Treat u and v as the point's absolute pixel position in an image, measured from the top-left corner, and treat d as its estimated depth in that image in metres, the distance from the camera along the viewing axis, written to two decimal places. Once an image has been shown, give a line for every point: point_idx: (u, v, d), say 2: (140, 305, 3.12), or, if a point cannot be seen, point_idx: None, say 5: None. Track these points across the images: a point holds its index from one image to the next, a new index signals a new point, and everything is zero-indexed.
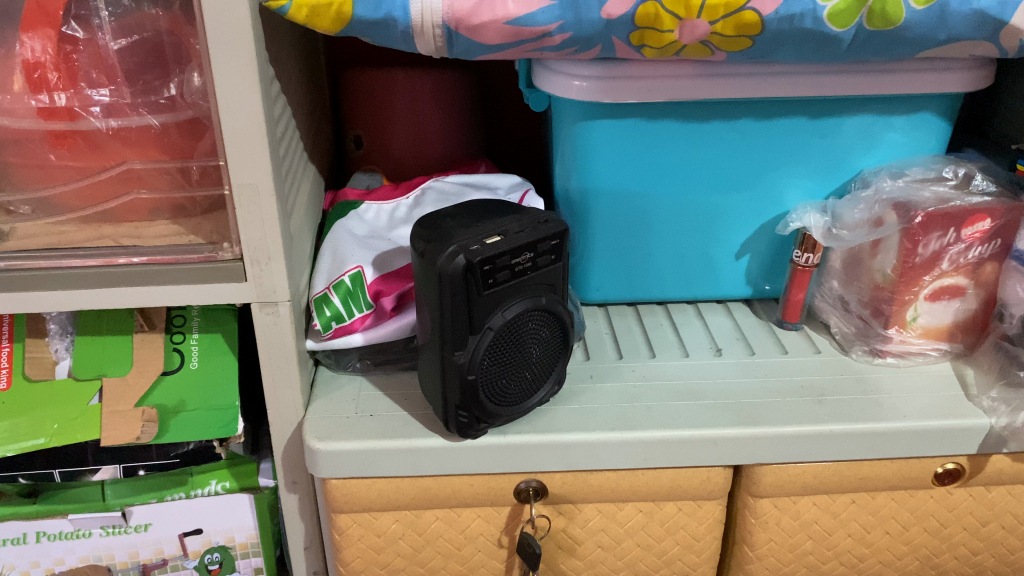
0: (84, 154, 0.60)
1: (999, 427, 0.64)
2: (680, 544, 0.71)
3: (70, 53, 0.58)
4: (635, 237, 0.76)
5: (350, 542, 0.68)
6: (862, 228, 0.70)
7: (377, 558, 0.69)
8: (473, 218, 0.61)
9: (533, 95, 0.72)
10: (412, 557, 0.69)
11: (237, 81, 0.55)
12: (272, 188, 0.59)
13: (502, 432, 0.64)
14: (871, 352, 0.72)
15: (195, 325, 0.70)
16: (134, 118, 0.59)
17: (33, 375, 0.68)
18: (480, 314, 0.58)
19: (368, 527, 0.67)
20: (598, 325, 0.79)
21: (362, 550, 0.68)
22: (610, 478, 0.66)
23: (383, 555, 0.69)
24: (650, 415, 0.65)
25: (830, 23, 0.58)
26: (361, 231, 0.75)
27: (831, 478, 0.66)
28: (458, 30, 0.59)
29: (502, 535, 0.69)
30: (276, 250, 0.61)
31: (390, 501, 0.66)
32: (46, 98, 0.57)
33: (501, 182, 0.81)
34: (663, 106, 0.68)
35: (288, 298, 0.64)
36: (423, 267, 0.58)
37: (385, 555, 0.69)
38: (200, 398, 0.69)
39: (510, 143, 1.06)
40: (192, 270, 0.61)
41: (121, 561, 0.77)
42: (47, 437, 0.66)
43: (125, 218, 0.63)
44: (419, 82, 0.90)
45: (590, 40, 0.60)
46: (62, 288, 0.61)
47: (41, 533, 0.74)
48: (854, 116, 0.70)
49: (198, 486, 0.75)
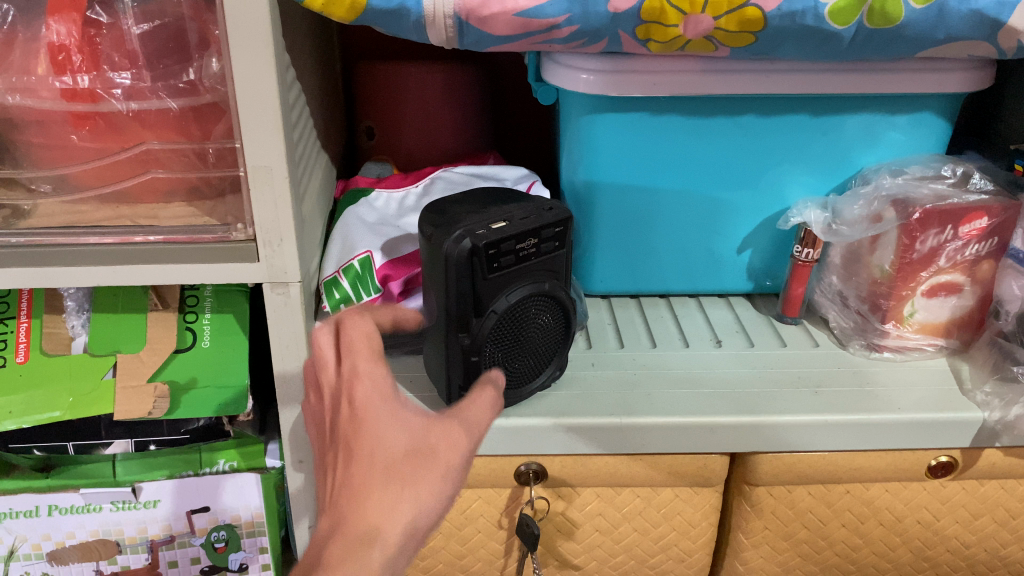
0: (104, 135, 0.61)
1: (992, 421, 0.65)
2: (676, 529, 0.72)
3: (93, 36, 0.59)
4: (639, 229, 0.77)
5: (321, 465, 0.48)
6: (862, 223, 0.71)
7: (366, 439, 0.45)
8: (480, 204, 0.62)
9: (541, 88, 0.73)
10: (411, 422, 0.46)
11: (255, 67, 0.56)
12: (286, 171, 0.61)
13: (504, 414, 0.65)
14: (869, 346, 0.73)
15: (207, 305, 0.72)
16: (153, 101, 0.61)
17: (50, 350, 0.70)
18: (484, 297, 0.59)
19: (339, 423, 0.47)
20: (600, 315, 0.81)
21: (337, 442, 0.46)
22: (609, 463, 0.67)
23: (350, 357, 0.50)
24: (650, 401, 0.67)
25: (831, 20, 0.60)
26: (371, 218, 0.77)
27: (825, 468, 0.68)
28: (468, 21, 0.60)
29: (484, 387, 0.54)
30: (288, 232, 0.63)
31: (346, 320, 0.52)
32: (69, 79, 0.59)
33: (508, 174, 0.82)
34: (667, 101, 0.69)
35: (298, 278, 0.66)
36: (430, 251, 0.60)
37: (352, 363, 0.49)
38: (210, 376, 0.71)
39: (518, 139, 1.08)
40: (208, 249, 0.63)
41: (130, 536, 0.78)
42: (62, 410, 0.68)
43: (143, 198, 0.65)
44: (430, 76, 0.92)
45: (597, 32, 0.61)
46: (82, 264, 0.63)
47: (53, 506, 0.76)
48: (856, 114, 0.71)
49: (206, 464, 0.77)
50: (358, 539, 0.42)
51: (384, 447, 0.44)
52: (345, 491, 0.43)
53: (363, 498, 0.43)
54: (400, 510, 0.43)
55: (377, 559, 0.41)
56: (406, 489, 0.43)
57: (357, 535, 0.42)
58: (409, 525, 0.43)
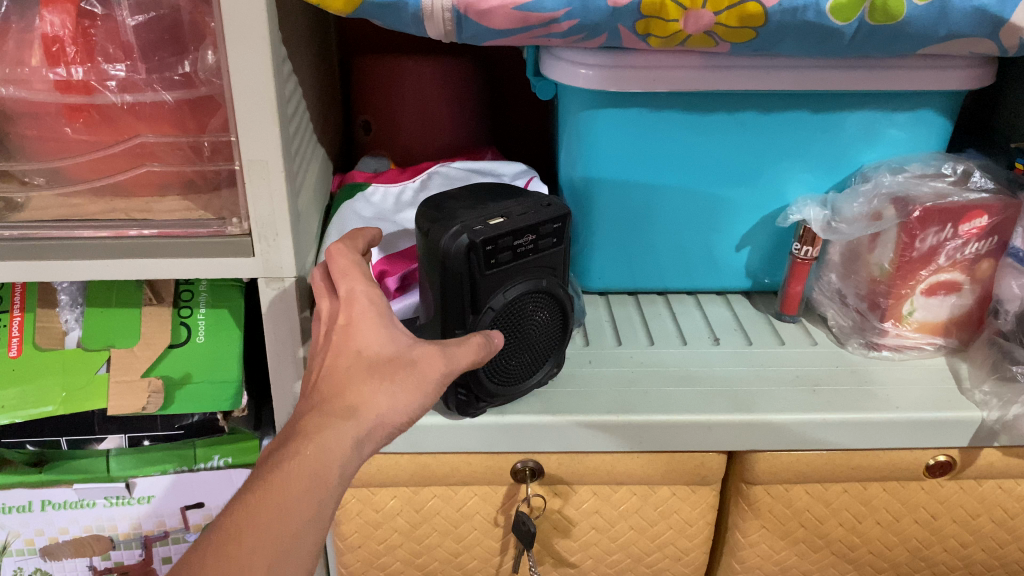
0: (99, 128, 0.61)
1: (990, 421, 0.65)
2: (673, 528, 0.72)
3: (88, 27, 0.58)
4: (638, 226, 0.77)
5: (314, 361, 0.55)
6: (861, 221, 0.71)
7: (357, 343, 0.53)
8: (478, 200, 0.62)
9: (540, 83, 0.72)
10: (397, 338, 0.54)
11: (251, 59, 0.56)
12: (282, 166, 0.60)
13: (501, 411, 0.65)
14: (868, 344, 0.73)
15: (202, 299, 0.72)
16: (148, 93, 0.60)
17: (44, 344, 0.69)
18: (482, 294, 0.59)
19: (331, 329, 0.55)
20: (598, 311, 0.81)
21: (331, 341, 0.54)
22: (606, 461, 0.67)
23: (347, 280, 0.56)
24: (648, 399, 0.66)
25: (833, 17, 0.59)
26: (367, 213, 0.76)
27: (823, 466, 0.67)
28: (467, 15, 0.60)
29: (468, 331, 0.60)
30: (284, 227, 0.63)
31: (337, 248, 0.59)
32: (63, 71, 0.58)
33: (507, 170, 0.82)
34: (667, 96, 0.69)
35: (294, 274, 0.65)
36: (427, 246, 0.59)
37: (349, 285, 0.56)
38: (206, 371, 0.70)
39: (517, 134, 1.08)
40: (204, 244, 0.63)
41: (124, 532, 0.78)
42: (55, 405, 0.68)
43: (137, 192, 0.64)
44: (428, 70, 0.91)
45: (597, 27, 0.61)
46: (79, 258, 0.63)
47: (46, 502, 0.75)
48: (856, 112, 0.71)
49: (202, 460, 0.77)
50: (337, 413, 0.50)
51: (371, 350, 0.53)
52: (333, 380, 0.52)
53: (349, 387, 0.51)
54: (376, 400, 0.51)
55: (349, 433, 0.50)
56: (385, 384, 0.52)
57: (337, 410, 0.50)
58: (382, 413, 0.51)
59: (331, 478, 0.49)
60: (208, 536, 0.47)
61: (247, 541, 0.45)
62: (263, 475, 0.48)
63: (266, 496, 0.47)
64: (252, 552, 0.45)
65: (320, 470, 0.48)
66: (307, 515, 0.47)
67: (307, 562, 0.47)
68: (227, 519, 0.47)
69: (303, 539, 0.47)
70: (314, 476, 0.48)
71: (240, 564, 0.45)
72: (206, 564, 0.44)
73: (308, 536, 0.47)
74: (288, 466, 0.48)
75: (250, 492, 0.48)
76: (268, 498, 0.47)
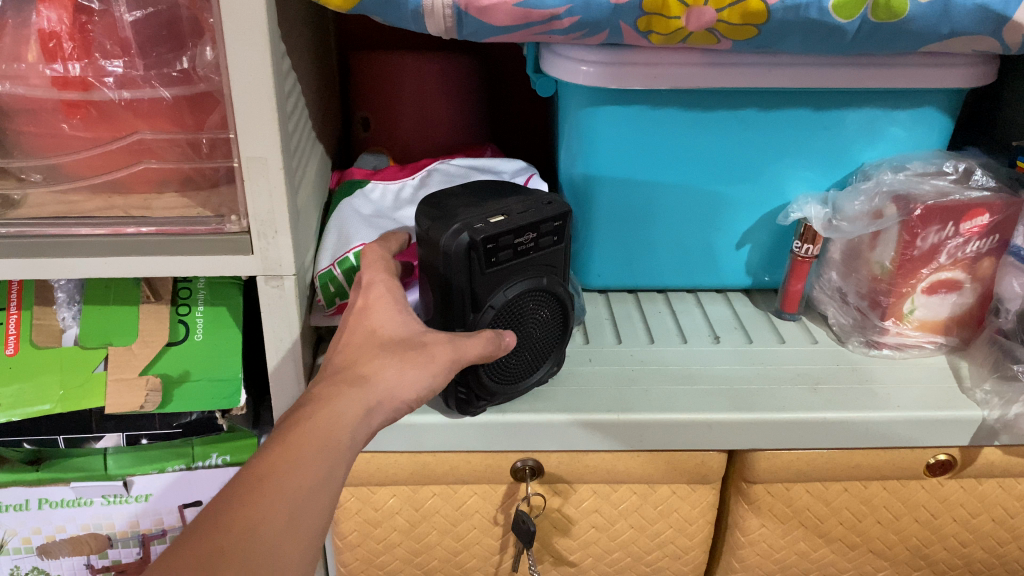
0: (97, 124, 0.60)
1: (991, 420, 0.65)
2: (673, 526, 0.72)
3: (85, 23, 0.57)
4: (638, 224, 0.76)
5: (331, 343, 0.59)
6: (863, 220, 0.71)
7: (372, 322, 0.57)
8: (478, 197, 0.61)
9: (540, 79, 0.72)
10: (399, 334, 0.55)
11: (249, 55, 0.55)
12: (281, 162, 0.60)
13: (501, 410, 0.65)
14: (868, 343, 0.73)
15: (200, 297, 0.71)
16: (146, 90, 0.59)
17: (41, 341, 0.69)
18: (482, 292, 0.59)
19: (349, 311, 0.59)
20: (598, 309, 0.80)
21: (348, 322, 0.58)
22: (606, 460, 0.67)
23: (370, 270, 0.61)
24: (648, 398, 0.66)
25: (835, 14, 0.59)
26: (366, 210, 0.76)
27: (824, 465, 0.67)
28: (468, 11, 0.59)
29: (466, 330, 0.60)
30: (283, 224, 0.62)
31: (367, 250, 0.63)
32: (60, 67, 0.57)
33: (506, 167, 0.82)
34: (668, 94, 0.68)
35: (293, 271, 0.65)
36: (427, 244, 0.59)
37: (371, 275, 0.60)
38: (204, 369, 0.70)
39: (516, 131, 1.07)
40: (202, 241, 0.63)
41: (121, 530, 0.77)
42: (52, 404, 0.67)
43: (135, 188, 0.63)
44: (428, 67, 0.91)
45: (598, 24, 0.60)
46: (75, 255, 0.62)
47: (44, 500, 0.75)
48: (857, 109, 0.71)
49: (200, 458, 0.76)
50: (348, 380, 0.53)
51: (384, 331, 0.57)
52: (346, 355, 0.55)
53: (361, 361, 0.55)
54: (386, 374, 0.54)
55: (358, 397, 0.52)
56: (395, 361, 0.55)
57: (349, 379, 0.53)
58: (385, 393, 0.54)
59: (343, 440, 0.50)
60: (220, 495, 0.45)
61: (266, 492, 0.44)
62: (274, 441, 0.48)
63: (283, 450, 0.47)
64: (272, 501, 0.44)
65: (330, 434, 0.49)
66: (321, 473, 0.47)
67: (320, 520, 0.46)
68: (245, 472, 0.46)
69: (319, 493, 0.47)
70: (325, 439, 0.49)
71: (260, 512, 0.43)
72: (223, 515, 0.43)
73: (322, 494, 0.47)
74: (306, 424, 0.49)
75: (262, 454, 0.48)
76: (283, 456, 0.47)
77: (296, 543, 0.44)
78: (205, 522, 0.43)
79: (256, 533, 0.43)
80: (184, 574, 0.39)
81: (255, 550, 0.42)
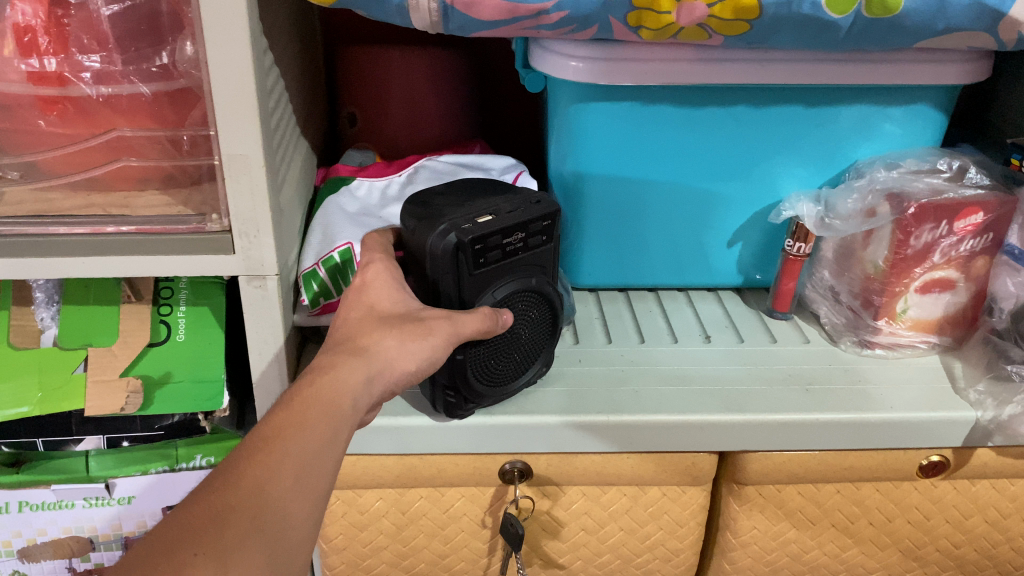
0: (74, 121, 0.58)
1: (984, 420, 0.64)
2: (663, 529, 0.71)
3: (61, 17, 0.56)
4: (629, 222, 0.75)
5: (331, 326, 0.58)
6: (856, 218, 0.70)
7: (370, 299, 0.58)
8: (465, 196, 0.60)
9: (529, 75, 0.71)
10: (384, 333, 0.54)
11: (229, 50, 0.54)
12: (263, 159, 0.58)
13: (489, 412, 0.64)
14: (860, 343, 0.72)
15: (182, 297, 0.70)
16: (125, 85, 0.58)
17: (18, 343, 0.68)
18: (468, 292, 0.58)
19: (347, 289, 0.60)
20: (588, 308, 0.79)
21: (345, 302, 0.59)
22: (595, 461, 0.66)
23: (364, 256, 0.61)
24: (639, 398, 0.65)
25: (829, 9, 0.58)
26: (352, 208, 0.75)
27: (816, 467, 0.66)
28: (454, 6, 0.58)
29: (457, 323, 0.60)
30: (265, 224, 0.61)
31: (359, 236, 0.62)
32: (36, 62, 0.55)
33: (495, 164, 0.80)
34: (659, 90, 0.67)
35: (276, 271, 0.64)
36: (413, 244, 0.58)
37: (368, 257, 0.61)
38: (186, 370, 0.69)
39: (506, 127, 1.06)
40: (183, 241, 0.61)
41: (104, 533, 0.76)
42: (30, 406, 0.66)
43: (115, 186, 0.62)
44: (416, 62, 0.90)
45: (588, 19, 0.59)
46: (54, 254, 0.61)
47: (24, 503, 0.73)
48: (851, 106, 0.70)
49: (184, 459, 0.76)
50: (349, 350, 0.54)
51: (382, 306, 0.58)
52: (329, 356, 0.53)
53: (352, 345, 0.54)
54: (371, 370, 0.53)
55: (359, 367, 0.52)
56: (387, 347, 0.54)
57: (346, 355, 0.53)
58: (370, 390, 0.52)
59: (347, 404, 0.50)
60: (231, 456, 0.45)
61: (274, 452, 0.44)
62: (280, 407, 0.48)
63: (289, 414, 0.47)
64: (279, 461, 0.44)
65: (333, 399, 0.49)
66: (326, 435, 0.47)
67: (327, 479, 0.46)
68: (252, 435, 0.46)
69: (326, 453, 0.47)
70: (331, 402, 0.49)
71: (268, 470, 0.43)
72: (233, 473, 0.43)
73: (329, 454, 0.47)
74: (306, 392, 0.49)
75: (269, 420, 0.48)
76: (289, 420, 0.47)
77: (305, 501, 0.44)
78: (214, 480, 0.43)
79: (267, 490, 0.43)
80: (197, 526, 0.39)
81: (263, 507, 0.42)
